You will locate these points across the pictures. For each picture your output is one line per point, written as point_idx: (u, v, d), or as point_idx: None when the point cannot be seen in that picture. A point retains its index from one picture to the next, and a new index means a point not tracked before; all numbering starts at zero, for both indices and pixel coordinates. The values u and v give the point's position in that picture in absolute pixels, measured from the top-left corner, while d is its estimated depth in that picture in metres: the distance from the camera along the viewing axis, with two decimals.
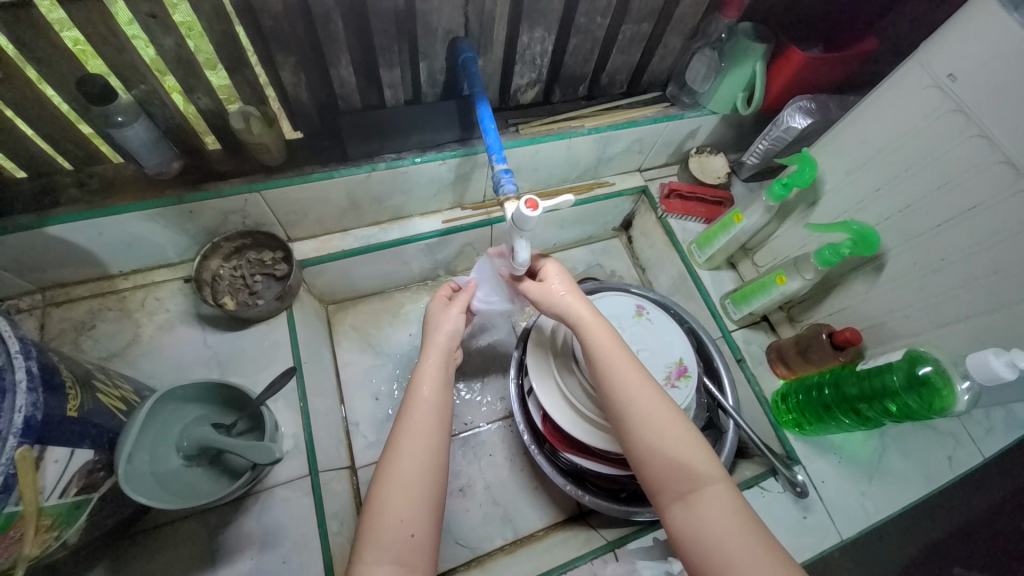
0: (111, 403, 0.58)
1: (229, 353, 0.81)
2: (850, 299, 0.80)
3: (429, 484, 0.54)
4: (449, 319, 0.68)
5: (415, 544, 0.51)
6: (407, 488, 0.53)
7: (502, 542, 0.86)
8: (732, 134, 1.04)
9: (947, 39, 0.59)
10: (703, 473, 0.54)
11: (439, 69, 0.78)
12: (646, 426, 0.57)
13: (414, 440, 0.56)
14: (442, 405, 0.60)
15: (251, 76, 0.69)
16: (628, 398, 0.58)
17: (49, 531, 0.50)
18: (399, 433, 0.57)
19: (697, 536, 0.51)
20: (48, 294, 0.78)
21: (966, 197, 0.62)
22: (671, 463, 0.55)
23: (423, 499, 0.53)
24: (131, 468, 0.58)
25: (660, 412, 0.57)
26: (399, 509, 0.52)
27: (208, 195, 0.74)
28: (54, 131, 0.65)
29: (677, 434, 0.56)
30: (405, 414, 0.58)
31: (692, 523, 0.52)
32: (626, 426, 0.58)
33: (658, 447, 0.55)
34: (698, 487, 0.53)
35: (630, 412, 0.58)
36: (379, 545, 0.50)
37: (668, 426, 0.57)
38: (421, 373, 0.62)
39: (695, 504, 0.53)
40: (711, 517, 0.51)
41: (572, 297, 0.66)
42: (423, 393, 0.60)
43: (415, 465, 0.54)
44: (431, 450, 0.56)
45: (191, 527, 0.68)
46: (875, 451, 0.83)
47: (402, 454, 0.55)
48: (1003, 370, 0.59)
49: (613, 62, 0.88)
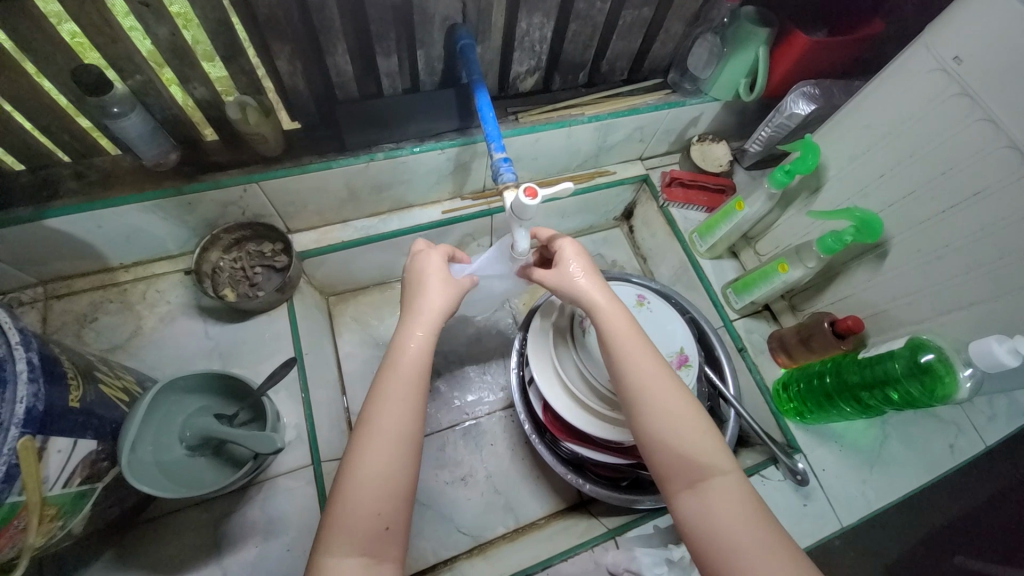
0: (114, 394, 0.59)
1: (231, 345, 0.82)
2: (853, 287, 0.80)
3: (404, 475, 0.53)
4: (439, 288, 0.64)
5: (388, 536, 0.51)
6: (381, 477, 0.52)
7: (504, 530, 0.87)
8: (735, 121, 1.03)
9: (952, 21, 0.58)
10: (714, 463, 0.54)
11: (437, 57, 0.77)
12: (659, 414, 0.56)
13: (390, 423, 0.54)
14: (419, 382, 0.57)
15: (247, 65, 0.68)
16: (643, 384, 0.58)
17: (54, 520, 0.50)
18: (373, 414, 0.55)
19: (706, 524, 0.51)
20: (50, 287, 0.78)
21: (972, 182, 0.61)
22: (683, 451, 0.54)
23: (402, 491, 0.52)
24: (135, 457, 0.58)
25: (675, 402, 0.57)
26: (371, 502, 0.51)
27: (206, 186, 0.73)
28: (51, 122, 0.65)
29: (690, 423, 0.56)
30: (377, 393, 0.56)
31: (701, 512, 0.52)
32: (639, 413, 0.57)
33: (672, 435, 0.55)
34: (709, 476, 0.53)
35: (643, 399, 0.57)
36: (349, 535, 0.49)
37: (681, 415, 0.56)
38: (400, 346, 0.59)
39: (706, 493, 0.52)
40: (720, 506, 0.51)
41: (592, 282, 0.65)
42: (400, 369, 0.57)
43: (385, 453, 0.53)
44: (407, 437, 0.54)
45: (195, 516, 0.69)
46: (877, 440, 0.83)
47: (376, 440, 0.53)
48: (1006, 357, 0.58)
49: (614, 48, 0.86)
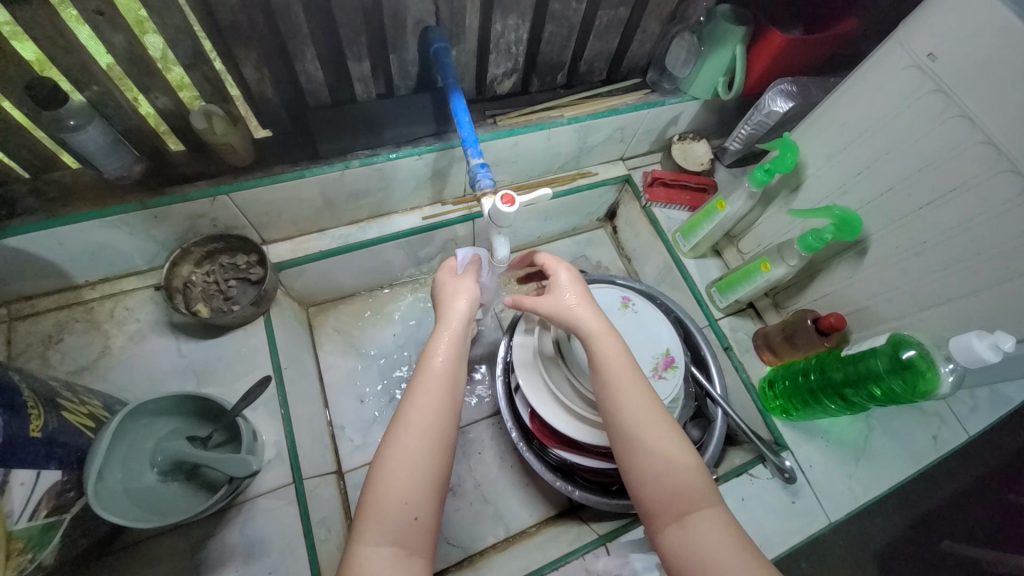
0: (78, 420, 0.56)
1: (205, 362, 0.79)
2: (835, 284, 0.80)
3: (435, 466, 0.53)
4: (466, 288, 0.65)
5: (417, 527, 0.50)
6: (412, 468, 0.52)
7: (494, 540, 0.86)
8: (714, 119, 1.03)
9: (925, 17, 0.58)
10: (700, 496, 0.53)
11: (411, 61, 0.75)
12: (653, 445, 0.56)
13: (421, 418, 0.54)
14: (451, 377, 0.58)
15: (211, 73, 0.66)
16: (626, 408, 0.58)
17: (23, 555, 0.48)
18: (409, 406, 0.55)
19: (688, 547, 0.50)
20: (12, 307, 0.74)
21: (949, 178, 0.61)
22: (664, 473, 0.54)
23: (429, 481, 0.52)
24: (103, 485, 0.56)
25: (661, 433, 0.56)
26: (404, 489, 0.51)
27: (173, 200, 0.71)
28: (5, 138, 0.62)
29: (679, 456, 0.55)
30: (413, 388, 0.57)
31: (686, 543, 0.50)
32: (630, 444, 0.57)
33: (652, 459, 0.55)
34: (698, 509, 0.52)
35: (638, 428, 0.57)
36: (380, 524, 0.49)
37: (670, 448, 0.56)
38: (432, 346, 0.60)
39: (689, 525, 0.51)
40: (700, 529, 0.51)
41: (586, 308, 0.65)
42: (434, 363, 0.58)
43: (419, 444, 0.53)
44: (439, 430, 0.55)
45: (172, 542, 0.66)
46: (862, 434, 0.84)
47: (410, 431, 0.53)
48: (986, 352, 0.59)
49: (591, 48, 0.86)
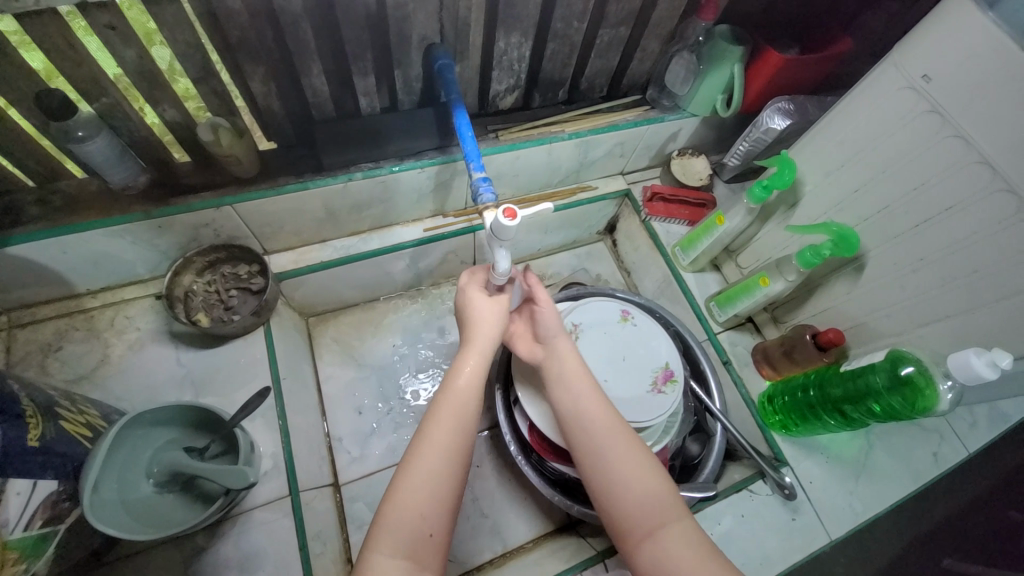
0: (77, 430, 0.56)
1: (204, 372, 0.79)
2: (833, 300, 0.80)
3: (453, 485, 0.54)
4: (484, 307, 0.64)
5: (432, 544, 0.51)
6: (430, 486, 0.53)
7: (491, 556, 0.85)
8: (713, 135, 1.05)
9: (919, 41, 0.60)
10: (671, 511, 0.56)
11: (415, 76, 0.76)
12: (620, 458, 0.58)
13: (442, 438, 0.55)
14: (475, 400, 0.59)
15: (219, 87, 0.67)
16: (600, 432, 0.60)
17: (16, 565, 0.47)
18: (429, 423, 0.56)
19: (665, 569, 0.52)
20: (12, 315, 0.74)
21: (945, 197, 0.62)
22: (641, 496, 0.56)
23: (446, 500, 0.53)
24: (99, 496, 0.55)
25: (631, 447, 0.59)
26: (423, 506, 0.52)
27: (178, 210, 0.71)
28: (13, 148, 0.63)
29: (647, 469, 0.58)
30: (435, 405, 0.57)
31: (660, 557, 0.53)
32: (600, 459, 0.59)
33: (630, 483, 0.57)
34: (668, 523, 0.55)
35: (606, 442, 0.59)
36: (394, 541, 0.50)
37: (639, 462, 0.58)
38: (457, 365, 0.60)
39: (662, 538, 0.54)
40: (677, 551, 0.53)
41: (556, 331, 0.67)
42: (460, 384, 0.59)
43: (439, 464, 0.54)
44: (457, 450, 0.55)
45: (166, 555, 0.66)
46: (862, 450, 0.84)
47: (430, 451, 0.54)
48: (984, 369, 0.59)
49: (592, 66, 0.87)
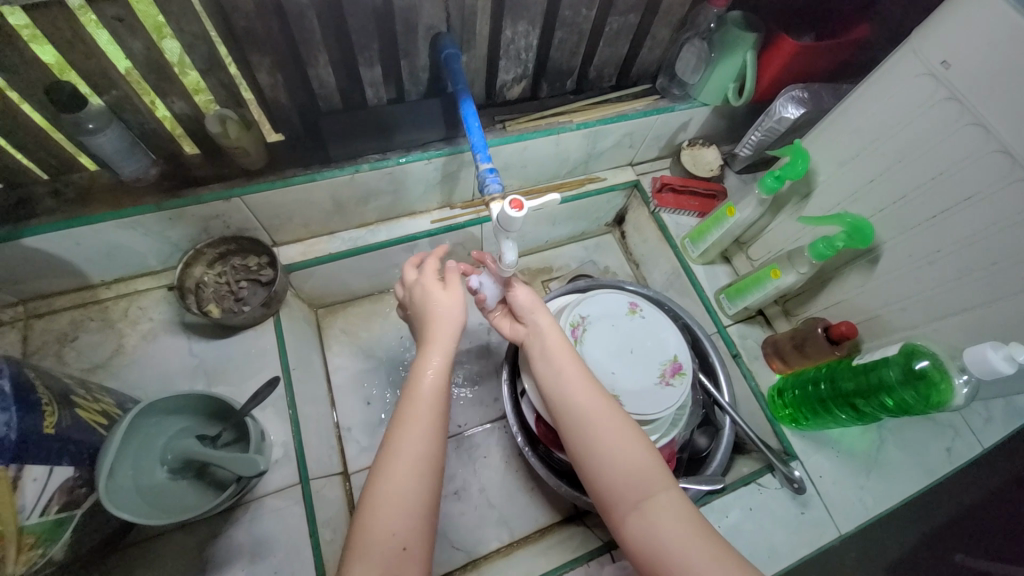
0: (91, 417, 0.57)
1: (216, 362, 0.80)
2: (846, 292, 0.79)
3: (423, 492, 0.54)
4: (450, 305, 0.65)
5: (408, 557, 0.50)
6: (400, 498, 0.52)
7: (499, 545, 0.86)
8: (724, 125, 1.03)
9: (939, 25, 0.58)
10: (655, 482, 0.55)
11: (421, 66, 0.76)
12: (601, 431, 0.58)
13: (409, 446, 0.55)
14: (438, 404, 0.58)
15: (226, 78, 0.67)
16: (583, 412, 0.59)
17: (33, 549, 0.49)
18: (396, 432, 0.56)
19: (652, 543, 0.51)
20: (29, 306, 0.76)
21: (963, 187, 0.60)
22: (625, 472, 0.56)
23: (418, 511, 0.53)
24: (115, 482, 0.56)
25: (613, 420, 0.59)
26: (394, 521, 0.51)
27: (188, 201, 0.72)
28: (27, 141, 0.64)
29: (628, 439, 0.57)
30: (400, 411, 0.57)
31: (646, 530, 0.52)
32: (581, 435, 0.59)
33: (611, 457, 0.56)
34: (653, 493, 0.54)
35: (586, 417, 0.59)
36: (368, 558, 0.49)
37: (620, 434, 0.58)
38: (420, 370, 0.60)
39: (649, 510, 0.53)
40: (665, 525, 0.52)
41: (537, 312, 0.68)
42: (421, 388, 0.58)
43: (408, 474, 0.53)
44: (424, 458, 0.55)
45: (180, 540, 0.67)
46: (874, 444, 0.83)
47: (398, 463, 0.54)
48: (1002, 364, 0.57)
49: (601, 54, 0.86)
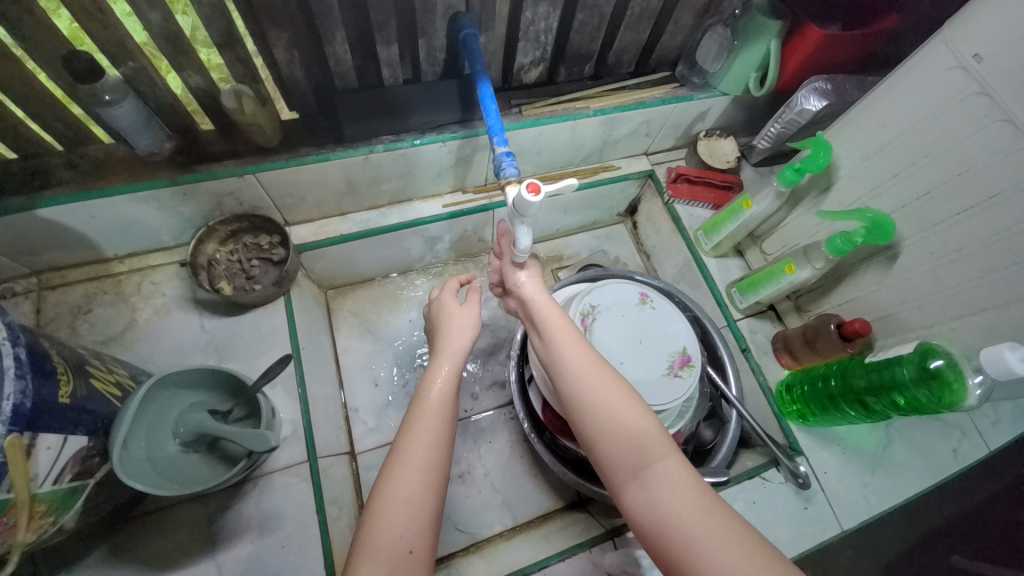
0: (105, 389, 0.58)
1: (227, 339, 0.80)
2: (862, 289, 0.78)
3: (428, 499, 0.54)
4: (463, 321, 0.68)
5: (412, 560, 0.50)
6: (407, 502, 0.52)
7: (501, 529, 0.87)
8: (743, 116, 1.01)
9: (975, 17, 0.56)
10: (655, 451, 0.54)
11: (439, 46, 0.75)
12: (600, 403, 0.57)
13: (414, 450, 0.55)
14: (447, 409, 0.59)
15: (242, 53, 0.67)
16: (581, 384, 0.59)
17: (45, 517, 0.50)
18: (403, 435, 0.57)
19: (654, 513, 0.51)
20: (43, 277, 0.76)
21: (989, 185, 0.59)
22: (625, 445, 0.55)
23: (424, 516, 0.53)
24: (127, 453, 0.57)
25: (611, 392, 0.58)
26: (400, 522, 0.51)
27: (202, 177, 0.72)
28: (43, 111, 0.64)
29: (626, 409, 0.57)
30: (408, 417, 0.58)
31: (647, 501, 0.52)
32: (581, 410, 0.58)
33: (611, 430, 0.56)
34: (652, 462, 0.53)
35: (585, 391, 0.58)
36: (375, 557, 0.49)
37: (619, 404, 0.57)
38: (428, 378, 0.61)
39: (649, 481, 0.53)
40: (666, 494, 0.51)
41: (538, 293, 0.68)
42: (430, 396, 0.59)
43: (413, 478, 0.54)
44: (430, 465, 0.55)
45: (189, 512, 0.68)
46: (880, 443, 0.82)
47: (404, 466, 0.54)
48: (1018, 365, 0.57)
49: (621, 39, 0.84)
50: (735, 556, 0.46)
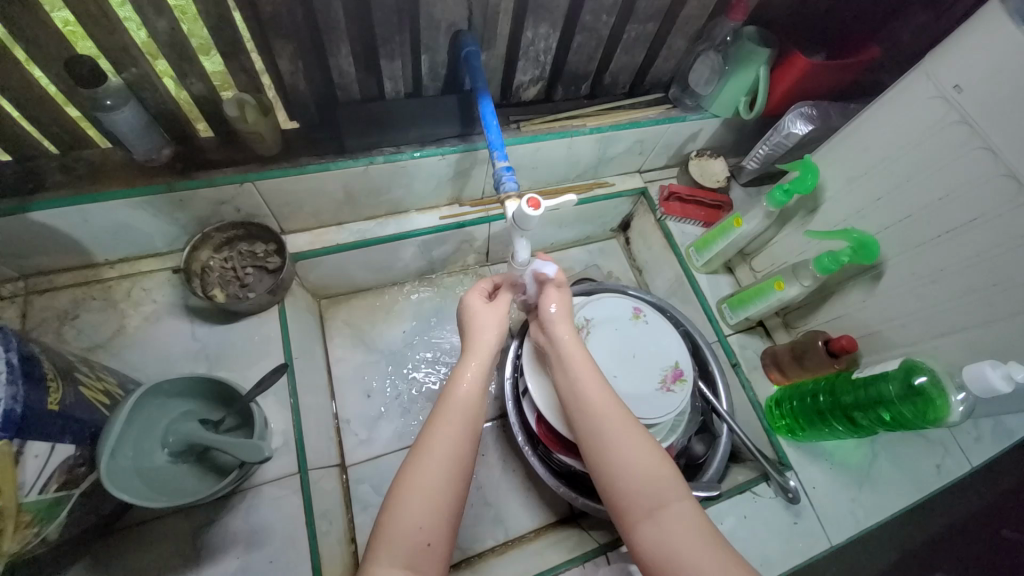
0: (95, 397, 0.56)
1: (219, 348, 0.79)
2: (847, 306, 0.80)
3: (450, 494, 0.54)
4: (495, 316, 0.67)
5: (427, 554, 0.51)
6: (428, 497, 0.53)
7: (493, 544, 0.86)
8: (732, 138, 1.04)
9: (953, 52, 0.59)
10: (670, 493, 0.55)
11: (441, 62, 0.76)
12: (619, 436, 0.58)
13: (441, 446, 0.56)
14: (475, 409, 0.59)
15: (247, 62, 0.67)
16: (603, 412, 0.60)
17: (29, 528, 0.48)
18: (427, 434, 0.57)
19: (664, 551, 0.52)
20: (30, 281, 0.75)
21: (968, 209, 0.62)
22: (644, 479, 0.55)
23: (444, 509, 0.53)
24: (115, 463, 0.55)
25: (629, 426, 0.59)
26: (420, 517, 0.52)
27: (200, 183, 0.71)
28: (41, 114, 0.63)
29: (645, 445, 0.58)
30: (434, 413, 0.59)
31: (658, 540, 0.52)
32: (599, 436, 0.59)
33: (629, 466, 0.56)
34: (667, 502, 0.54)
35: (605, 419, 0.59)
36: (391, 552, 0.51)
37: (638, 443, 0.58)
38: (458, 374, 0.62)
39: (662, 519, 0.53)
40: (677, 534, 0.52)
41: (561, 314, 0.68)
42: (458, 392, 0.60)
43: (438, 474, 0.54)
44: (455, 459, 0.56)
45: (173, 525, 0.66)
46: (866, 458, 0.84)
47: (429, 458, 0.55)
48: (999, 382, 0.59)
49: (617, 61, 0.87)
50: None
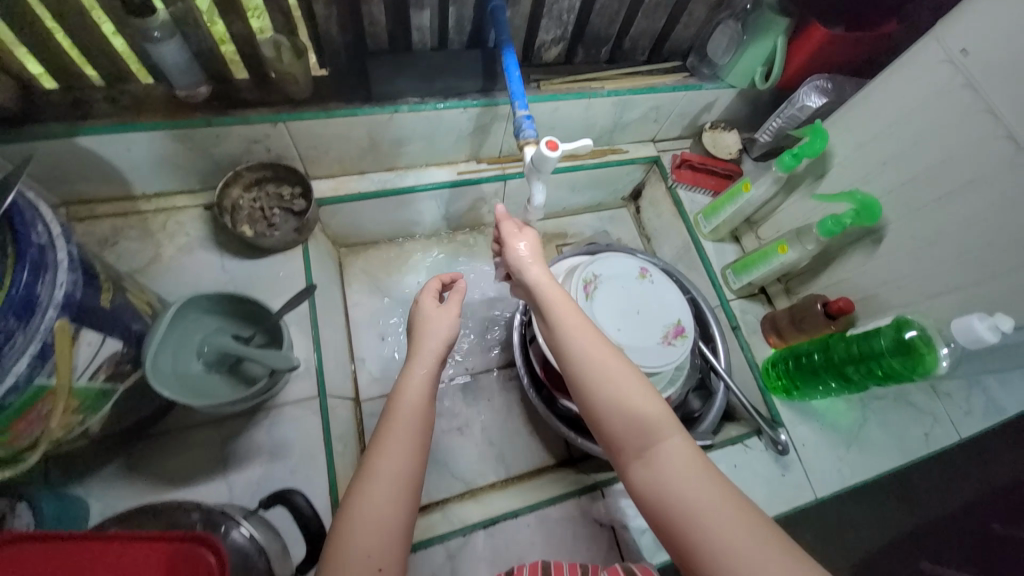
0: (140, 305, 0.62)
1: (246, 280, 0.84)
2: (848, 271, 0.83)
3: (405, 512, 0.52)
4: (443, 316, 0.67)
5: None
6: (378, 524, 0.50)
7: (495, 480, 0.91)
8: (747, 110, 1.06)
9: (962, 17, 0.61)
10: (658, 430, 0.55)
11: (467, 17, 0.79)
12: (605, 381, 0.58)
13: (390, 462, 0.54)
14: (422, 412, 0.59)
15: (284, 5, 0.71)
16: (585, 363, 0.59)
17: (75, 413, 0.53)
18: (373, 457, 0.54)
19: (658, 487, 0.52)
20: (73, 209, 0.80)
21: (968, 170, 0.65)
22: (631, 421, 0.55)
23: (393, 529, 0.50)
24: (157, 364, 0.61)
25: (615, 367, 0.59)
26: (369, 542, 0.49)
27: (234, 121, 0.75)
28: (90, 44, 0.67)
29: (632, 383, 0.58)
30: (383, 424, 0.57)
31: (650, 477, 0.53)
32: (584, 383, 0.59)
33: (614, 409, 0.56)
34: (656, 441, 0.54)
35: (586, 370, 0.59)
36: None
37: (625, 383, 0.58)
38: (407, 378, 0.61)
39: (651, 457, 0.54)
40: (669, 468, 0.52)
41: (537, 263, 0.68)
42: (408, 394, 0.60)
43: (387, 498, 0.51)
44: (406, 477, 0.54)
45: (201, 436, 0.71)
46: (856, 421, 0.88)
47: (378, 478, 0.52)
48: (986, 332, 0.62)
49: (637, 26, 0.89)
50: (741, 528, 0.47)
